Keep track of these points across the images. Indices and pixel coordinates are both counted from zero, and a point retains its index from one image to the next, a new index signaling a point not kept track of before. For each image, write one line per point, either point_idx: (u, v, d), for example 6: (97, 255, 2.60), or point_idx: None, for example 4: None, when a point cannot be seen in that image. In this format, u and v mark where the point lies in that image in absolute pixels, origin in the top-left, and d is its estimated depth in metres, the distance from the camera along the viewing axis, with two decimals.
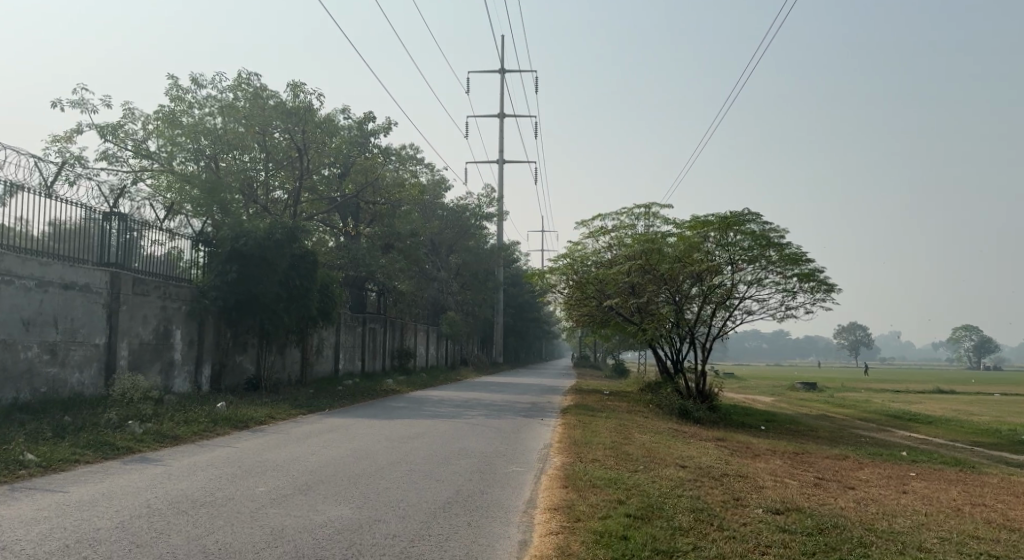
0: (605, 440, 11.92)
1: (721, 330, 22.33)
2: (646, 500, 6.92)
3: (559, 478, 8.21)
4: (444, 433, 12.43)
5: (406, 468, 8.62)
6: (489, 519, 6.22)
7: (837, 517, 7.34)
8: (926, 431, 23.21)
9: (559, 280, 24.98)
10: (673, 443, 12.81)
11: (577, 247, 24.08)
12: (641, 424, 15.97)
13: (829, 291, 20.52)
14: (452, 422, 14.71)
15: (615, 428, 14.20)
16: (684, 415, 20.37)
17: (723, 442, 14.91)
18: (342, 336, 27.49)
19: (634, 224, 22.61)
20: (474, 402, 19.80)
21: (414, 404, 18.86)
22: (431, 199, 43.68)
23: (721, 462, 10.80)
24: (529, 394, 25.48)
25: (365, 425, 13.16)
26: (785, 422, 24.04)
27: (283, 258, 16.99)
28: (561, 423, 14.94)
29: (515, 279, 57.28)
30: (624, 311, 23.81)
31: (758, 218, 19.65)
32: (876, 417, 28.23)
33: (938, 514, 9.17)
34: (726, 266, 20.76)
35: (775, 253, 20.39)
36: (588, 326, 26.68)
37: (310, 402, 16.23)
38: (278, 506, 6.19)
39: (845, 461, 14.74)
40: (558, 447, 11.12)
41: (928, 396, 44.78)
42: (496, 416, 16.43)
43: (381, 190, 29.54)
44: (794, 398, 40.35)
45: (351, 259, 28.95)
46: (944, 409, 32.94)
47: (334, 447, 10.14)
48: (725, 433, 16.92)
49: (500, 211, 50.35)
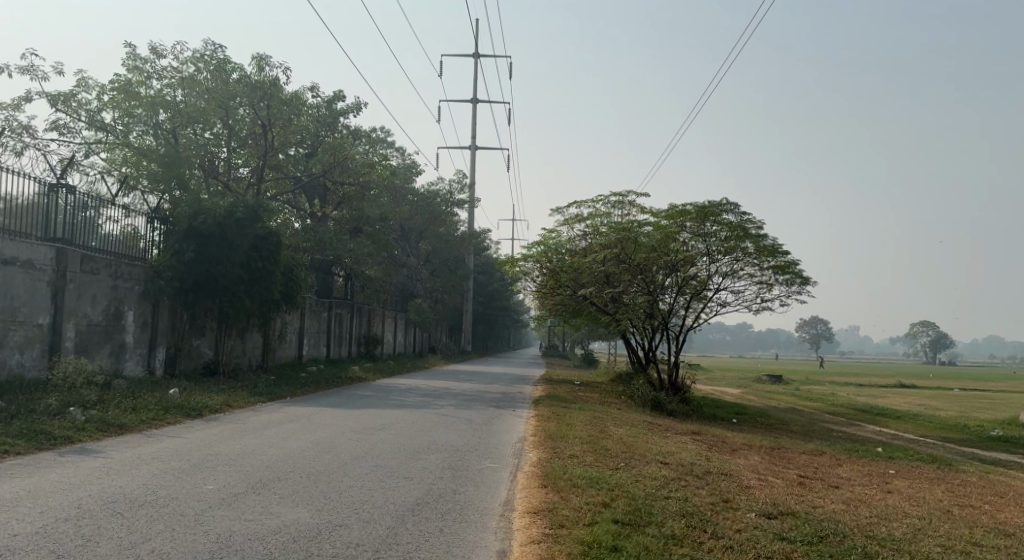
0: (580, 434, 11.39)
1: (694, 321, 21.95)
2: (632, 504, 6.39)
3: (537, 476, 7.65)
4: (411, 425, 11.82)
5: (370, 463, 7.99)
6: (461, 525, 5.63)
7: (834, 523, 6.87)
8: (896, 426, 23.06)
9: (532, 268, 24.40)
10: (651, 437, 12.31)
11: (551, 235, 23.53)
12: (614, 416, 15.49)
13: (804, 284, 20.15)
14: (419, 412, 14.11)
15: (590, 421, 13.69)
16: (656, 407, 19.98)
17: (700, 436, 14.47)
18: (306, 322, 26.71)
19: (609, 212, 22.10)
20: (442, 391, 19.18)
21: (379, 392, 18.20)
22: (401, 184, 42.84)
23: (703, 459, 10.32)
24: (497, 383, 24.94)
25: (328, 415, 12.50)
26: (757, 415, 23.77)
27: (244, 238, 16.26)
28: (533, 415, 14.40)
29: (485, 267, 56.65)
30: (597, 301, 23.32)
31: (737, 208, 19.16)
32: (844, 411, 28.12)
33: (929, 516, 8.75)
34: (701, 256, 20.37)
35: (751, 245, 19.93)
36: (559, 315, 26.17)
37: (270, 390, 15.52)
38: (227, 509, 5.52)
39: (822, 456, 14.38)
40: (532, 441, 10.54)
41: (892, 390, 45.08)
42: (465, 406, 15.86)
43: (349, 171, 28.72)
44: (761, 390, 40.27)
45: (317, 243, 28.10)
46: (911, 404, 33.04)
47: (293, 439, 9.50)
48: (698, 426, 16.52)
49: (471, 197, 49.61)
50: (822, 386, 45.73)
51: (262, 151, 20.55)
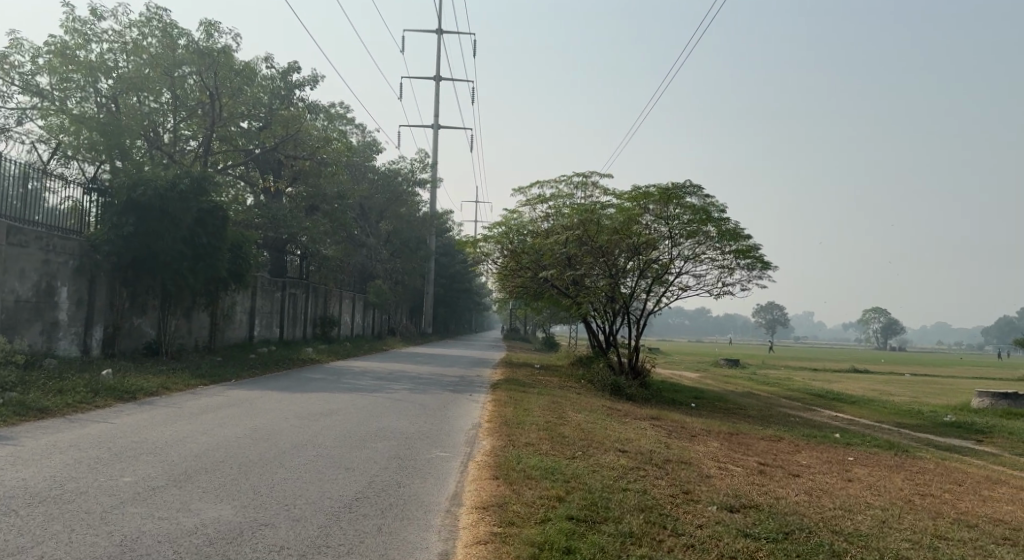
0: (537, 420, 10.98)
1: (656, 305, 21.68)
2: (588, 498, 5.97)
3: (489, 467, 7.21)
4: (361, 410, 11.32)
5: (310, 452, 7.51)
6: (400, 522, 5.18)
7: (799, 515, 6.51)
8: (852, 410, 23.09)
9: (493, 249, 23.88)
10: (610, 423, 11.95)
11: (513, 216, 23.01)
12: (572, 400, 15.14)
13: (765, 268, 19.93)
14: (370, 396, 13.60)
15: (548, 406, 13.30)
16: (616, 391, 19.71)
17: (659, 422, 14.17)
18: (258, 301, 25.99)
19: (572, 193, 21.65)
20: (396, 374, 18.69)
21: (331, 375, 17.63)
22: (361, 162, 41.97)
23: (663, 446, 9.97)
24: (455, 366, 24.48)
25: (273, 399, 11.95)
26: (715, 400, 23.67)
27: (188, 213, 15.88)
28: (490, 399, 13.97)
29: (447, 248, 55.99)
30: (559, 284, 22.94)
31: (700, 191, 18.83)
32: (801, 395, 28.16)
33: (893, 504, 8.49)
34: (664, 239, 20.10)
35: (713, 229, 19.64)
36: (520, 298, 25.76)
37: (213, 372, 14.96)
38: (139, 505, 5.03)
39: (781, 440, 14.20)
40: (487, 428, 10.09)
41: (848, 375, 45.54)
42: (419, 390, 15.38)
43: (304, 145, 27.90)
44: (719, 374, 40.32)
45: (270, 218, 27.93)
46: (866, 389, 33.31)
47: (231, 426, 8.98)
48: (656, 410, 16.27)
49: (433, 177, 48.86)
50: (780, 371, 45.98)
51: (209, 122, 19.81)
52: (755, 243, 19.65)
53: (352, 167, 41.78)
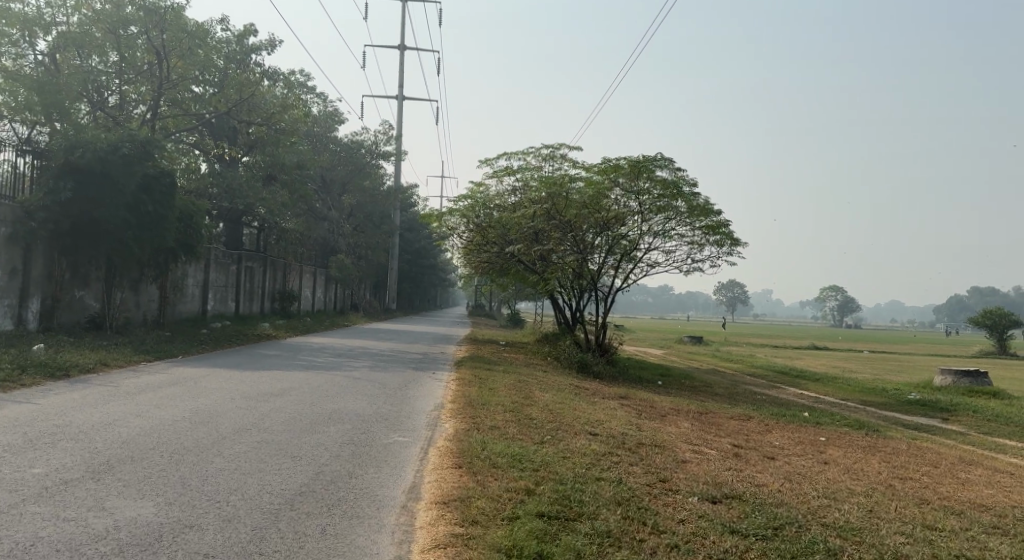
0: (502, 401, 10.41)
1: (624, 282, 21.20)
2: (560, 491, 5.40)
3: (452, 454, 6.59)
4: (315, 389, 10.68)
5: (253, 438, 6.87)
6: (347, 521, 4.59)
7: (787, 505, 6.02)
8: (818, 387, 22.88)
9: (458, 222, 23.11)
10: (579, 403, 11.42)
11: (480, 189, 22.29)
12: (538, 379, 14.63)
13: (735, 245, 19.52)
14: (325, 374, 12.95)
15: (514, 385, 12.75)
16: (582, 368, 19.27)
17: (628, 401, 13.71)
18: (212, 274, 25.10)
19: (540, 166, 21.07)
20: (355, 350, 18.07)
21: (286, 350, 16.90)
22: (322, 132, 40.84)
23: (636, 428, 9.47)
24: (418, 343, 23.84)
25: (220, 378, 11.26)
26: (682, 377, 23.38)
27: (131, 178, 15.45)
28: (453, 378, 13.38)
29: (412, 222, 55.02)
30: (526, 260, 22.32)
31: (672, 164, 18.30)
32: (767, 373, 27.94)
33: (877, 489, 8.08)
34: (633, 215, 19.64)
35: (683, 203, 19.14)
36: (486, 273, 25.18)
37: (158, 348, 14.32)
38: (44, 505, 4.51)
39: (751, 417, 13.85)
40: (450, 409, 9.52)
41: (812, 352, 45.62)
42: (378, 367, 14.75)
43: (260, 111, 26.84)
44: (684, 351, 40.08)
45: (226, 188, 27.44)
46: (831, 366, 33.26)
47: (170, 407, 8.33)
48: (622, 389, 15.85)
49: (398, 149, 47.81)
50: (744, 348, 45.91)
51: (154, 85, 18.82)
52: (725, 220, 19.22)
53: (314, 137, 40.63)
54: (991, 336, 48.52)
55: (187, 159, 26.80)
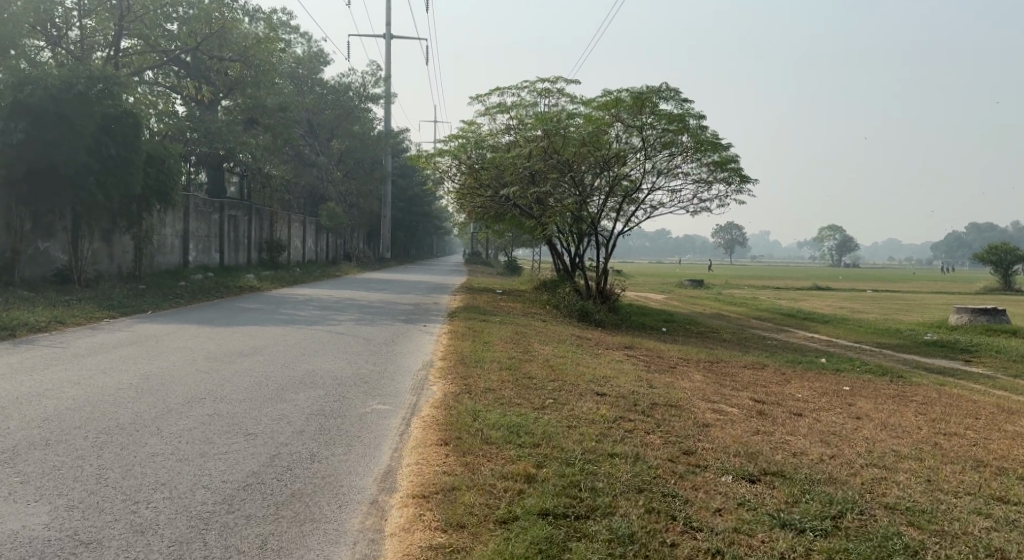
0: (498, 357, 9.40)
1: (626, 224, 20.13)
2: (567, 478, 4.41)
3: (439, 427, 5.57)
4: (291, 347, 9.67)
5: (205, 411, 5.87)
6: (298, 528, 3.62)
7: (837, 481, 5.06)
8: (829, 329, 21.96)
9: (449, 165, 21.78)
10: (580, 357, 10.42)
11: (471, 127, 20.96)
12: (536, 330, 13.65)
13: (744, 181, 18.41)
14: (306, 329, 11.92)
15: (510, 338, 11.74)
16: (583, 317, 18.33)
17: (633, 352, 12.75)
18: (192, 224, 24.01)
19: (535, 102, 19.83)
20: (343, 302, 17.08)
21: (267, 303, 15.86)
22: (307, 74, 39.25)
23: (647, 384, 8.48)
24: (411, 292, 22.81)
25: (187, 337, 10.23)
26: (686, 323, 22.47)
27: (88, 120, 14.86)
28: (446, 331, 12.37)
29: (403, 169, 53.50)
30: (523, 204, 21.13)
31: (677, 95, 17.07)
32: (773, 316, 27.02)
33: (924, 449, 7.15)
34: (635, 152, 18.53)
35: (687, 139, 17.97)
36: (480, 219, 24.08)
37: (127, 304, 13.31)
38: None
39: (766, 365, 12.93)
40: (440, 368, 8.52)
41: (815, 293, 44.72)
42: (365, 320, 13.74)
43: (231, 45, 25.08)
44: (685, 295, 39.19)
45: (205, 132, 27.40)
46: (836, 307, 32.41)
47: (118, 373, 7.31)
48: (626, 337, 14.92)
49: (386, 92, 46.13)
50: (744, 290, 44.99)
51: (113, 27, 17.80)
52: (734, 155, 18.08)
53: (299, 80, 39.05)
54: (995, 271, 47.66)
55: (162, 101, 25.93)
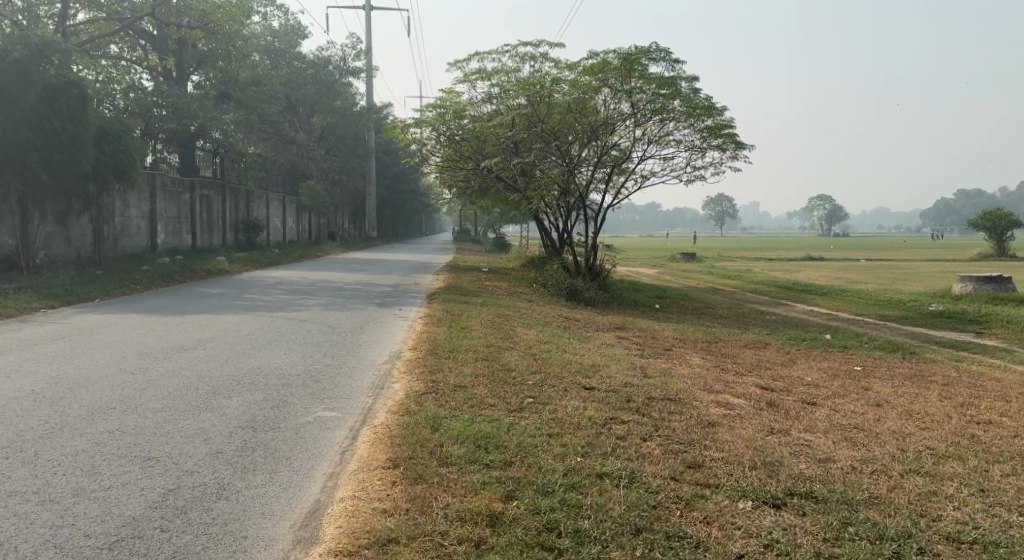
0: (473, 346, 8.38)
1: (615, 196, 19.06)
2: (543, 518, 3.46)
3: (391, 442, 4.54)
4: (241, 339, 8.66)
5: (107, 426, 4.88)
6: None
7: (879, 500, 4.07)
8: (828, 302, 21.01)
9: (427, 137, 20.42)
10: (567, 343, 9.40)
11: (450, 96, 19.79)
12: (520, 311, 12.63)
13: (739, 148, 17.34)
14: (265, 315, 10.90)
15: (490, 322, 10.68)
16: (571, 295, 17.37)
17: (624, 334, 11.75)
18: (159, 205, 22.83)
19: (517, 68, 18.69)
20: (315, 285, 16.03)
21: (232, 288, 14.78)
22: (283, 48, 37.81)
23: (641, 374, 7.46)
24: (391, 272, 21.73)
25: (126, 329, 9.22)
26: (680, 298, 21.50)
27: (30, 91, 14.06)
28: (421, 315, 11.33)
29: (388, 145, 52.10)
30: (507, 177, 20.07)
31: (668, 56, 15.96)
32: (770, 289, 26.02)
33: (962, 441, 6.16)
34: (623, 119, 17.42)
35: (678, 103, 16.91)
36: (463, 194, 22.97)
37: (74, 292, 12.30)
38: None
39: (767, 343, 11.95)
40: (407, 361, 7.49)
41: (809, 264, 43.74)
42: (335, 304, 12.71)
43: (192, 12, 23.72)
44: (677, 268, 38.24)
45: (173, 107, 26.30)
46: (834, 278, 31.44)
47: (25, 379, 6.32)
48: (616, 317, 13.94)
49: (367, 66, 44.66)
50: (736, 263, 43.98)
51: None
52: (729, 120, 17.00)
53: (274, 54, 37.64)
54: (990, 238, 46.65)
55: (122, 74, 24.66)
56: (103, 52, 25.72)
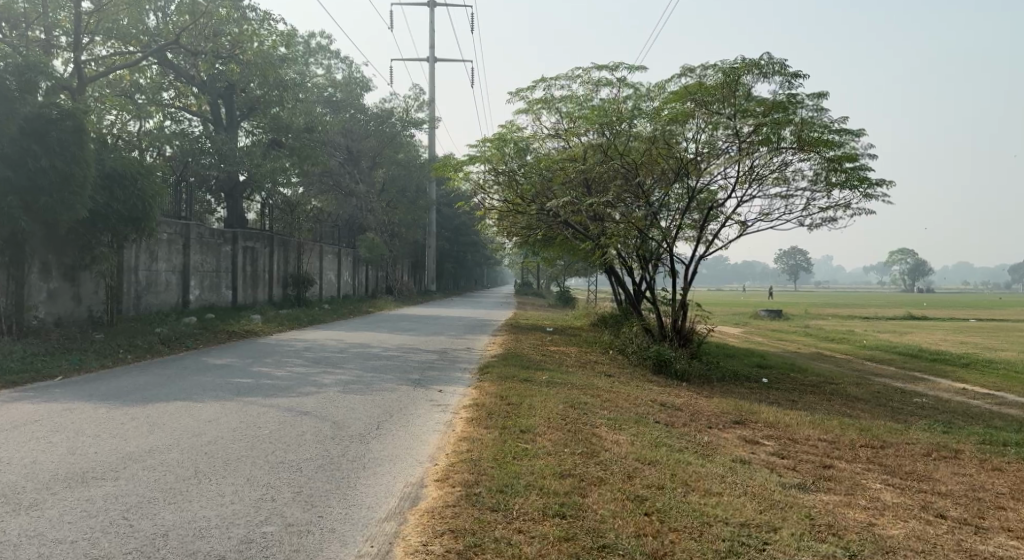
0: (540, 474, 5.25)
1: (708, 245, 15.73)
2: None
3: None
4: (189, 456, 5.61)
5: None
6: None
7: None
8: (968, 377, 17.22)
9: (484, 178, 17.48)
10: (684, 463, 6.17)
11: (511, 130, 16.89)
12: (599, 396, 9.44)
13: (871, 188, 13.93)
14: (255, 403, 7.93)
15: (560, 417, 7.47)
16: (660, 367, 14.09)
17: (750, 436, 8.40)
18: (195, 257, 20.50)
19: (591, 94, 15.81)
20: (347, 352, 13.13)
21: (242, 355, 11.95)
22: (345, 98, 36.09)
23: (846, 551, 4.26)
24: (442, 333, 18.79)
25: (38, 432, 6.29)
26: (783, 368, 17.97)
27: (11, 122, 11.74)
28: (467, 404, 8.17)
29: (449, 197, 49.88)
30: (578, 225, 16.99)
31: (784, 70, 12.79)
32: (888, 356, 22.23)
33: None
34: (723, 152, 14.27)
35: (791, 131, 13.68)
36: (525, 244, 19.97)
37: (31, 367, 9.60)
38: None
39: (956, 455, 8.49)
40: (432, 513, 4.46)
41: (909, 325, 39.40)
42: (357, 382, 9.72)
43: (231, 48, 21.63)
44: (764, 328, 34.42)
45: (217, 152, 24.24)
46: (951, 342, 27.37)
47: None
48: (727, 403, 10.63)
49: (430, 117, 42.79)
50: (828, 321, 40.12)
51: (75, 18, 16.15)
52: (858, 152, 13.61)
53: (335, 105, 35.94)
54: None
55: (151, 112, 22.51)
56: (144, 94, 23.89)
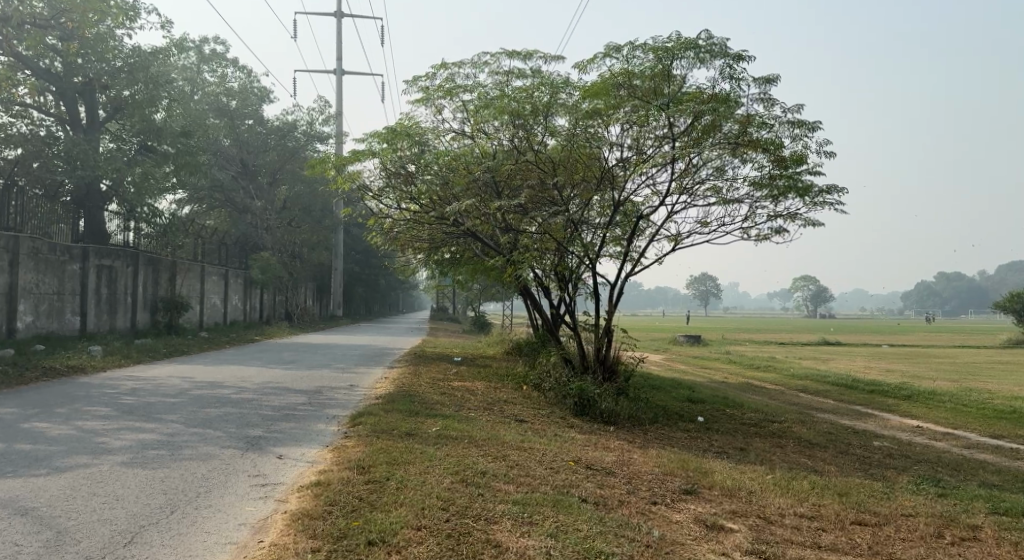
0: None
1: (635, 263, 13.46)
2: None
3: None
4: None
5: None
6: None
7: None
8: (916, 412, 15.54)
9: (380, 184, 14.86)
10: None
11: (410, 125, 14.32)
12: (504, 457, 6.93)
13: (821, 194, 11.99)
14: None
15: (441, 505, 4.92)
16: (581, 405, 11.71)
17: (710, 516, 6.04)
18: (28, 276, 17.14)
19: (500, 86, 13.45)
20: (186, 394, 10.26)
21: (33, 400, 8.95)
22: (240, 106, 32.93)
23: None
24: (329, 365, 16.04)
25: None
26: (717, 402, 15.89)
27: None
28: (308, 482, 5.54)
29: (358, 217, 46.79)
30: (485, 238, 14.55)
31: (727, 54, 10.71)
32: (824, 386, 20.55)
33: None
34: (653, 152, 12.10)
35: (732, 128, 11.61)
36: (431, 260, 17.39)
37: None
38: None
39: (979, 538, 6.34)
40: None
41: (831, 351, 38.52)
42: (163, 442, 6.93)
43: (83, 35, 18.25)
44: (688, 355, 32.69)
45: (69, 155, 20.73)
46: (883, 370, 26.09)
47: None
48: (670, 460, 8.27)
49: (337, 131, 39.92)
50: (749, 348, 39.06)
51: None
52: (806, 153, 11.64)
53: (229, 113, 32.65)
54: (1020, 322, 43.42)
55: None
56: None
